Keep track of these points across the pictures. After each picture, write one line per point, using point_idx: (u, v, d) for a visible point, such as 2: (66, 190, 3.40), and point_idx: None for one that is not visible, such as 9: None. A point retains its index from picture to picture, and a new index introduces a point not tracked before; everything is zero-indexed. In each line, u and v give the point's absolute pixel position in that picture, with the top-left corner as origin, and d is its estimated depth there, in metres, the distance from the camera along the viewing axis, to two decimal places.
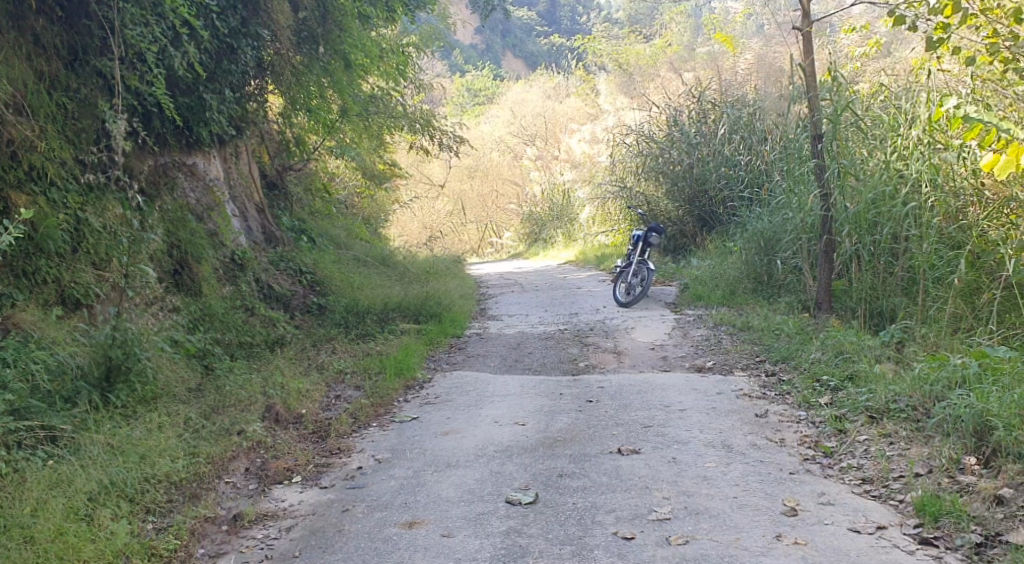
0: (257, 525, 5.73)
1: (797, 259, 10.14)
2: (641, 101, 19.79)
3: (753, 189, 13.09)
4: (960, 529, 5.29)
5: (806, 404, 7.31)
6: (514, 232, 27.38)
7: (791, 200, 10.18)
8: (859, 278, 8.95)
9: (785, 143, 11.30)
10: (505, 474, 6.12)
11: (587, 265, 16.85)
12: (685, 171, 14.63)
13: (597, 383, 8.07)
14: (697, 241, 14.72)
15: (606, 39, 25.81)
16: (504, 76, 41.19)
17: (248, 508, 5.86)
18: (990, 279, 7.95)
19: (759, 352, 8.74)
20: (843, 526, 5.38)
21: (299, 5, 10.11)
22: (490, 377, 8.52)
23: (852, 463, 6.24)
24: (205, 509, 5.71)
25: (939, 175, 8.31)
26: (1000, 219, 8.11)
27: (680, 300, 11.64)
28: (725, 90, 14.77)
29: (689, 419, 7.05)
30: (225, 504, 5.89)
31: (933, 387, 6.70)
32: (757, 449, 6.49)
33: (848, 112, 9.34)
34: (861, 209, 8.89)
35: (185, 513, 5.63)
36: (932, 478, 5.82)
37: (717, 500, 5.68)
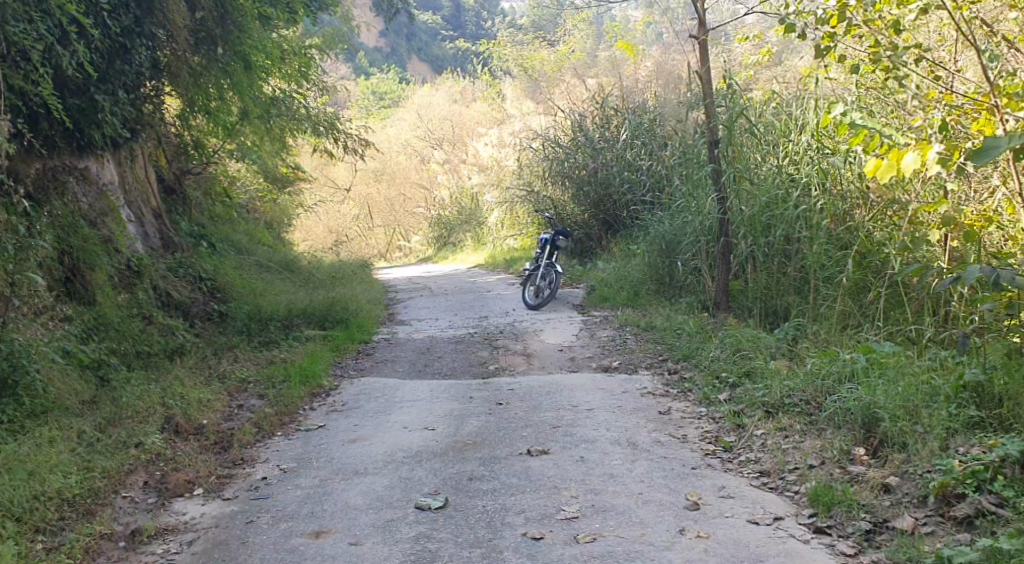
0: (156, 539, 5.67)
1: (696, 260, 10.44)
2: (546, 106, 19.99)
3: (655, 193, 13.37)
4: (852, 517, 5.52)
5: (706, 401, 7.56)
6: (422, 236, 27.42)
7: (690, 203, 10.49)
8: (755, 278, 9.31)
9: (685, 147, 11.59)
10: (415, 479, 6.18)
11: (496, 268, 17.00)
12: (590, 175, 14.91)
13: (507, 386, 8.20)
14: (602, 244, 15.01)
15: (511, 44, 26.04)
16: (409, 79, 41.09)
17: (147, 523, 5.80)
18: (876, 277, 8.27)
19: (661, 351, 8.99)
20: (743, 518, 5.60)
21: (196, 3, 9.90)
22: (399, 382, 8.57)
23: (751, 456, 6.49)
24: (100, 526, 5.67)
25: (828, 179, 8.75)
26: (885, 220, 8.35)
27: (587, 302, 11.85)
28: (627, 95, 15.07)
29: (596, 418, 7.22)
30: (121, 520, 5.83)
31: (825, 382, 7.00)
32: (661, 446, 6.69)
33: (743, 118, 9.68)
34: (756, 211, 9.23)
35: (78, 530, 5.58)
36: (825, 469, 6.08)
37: (623, 497, 5.85)
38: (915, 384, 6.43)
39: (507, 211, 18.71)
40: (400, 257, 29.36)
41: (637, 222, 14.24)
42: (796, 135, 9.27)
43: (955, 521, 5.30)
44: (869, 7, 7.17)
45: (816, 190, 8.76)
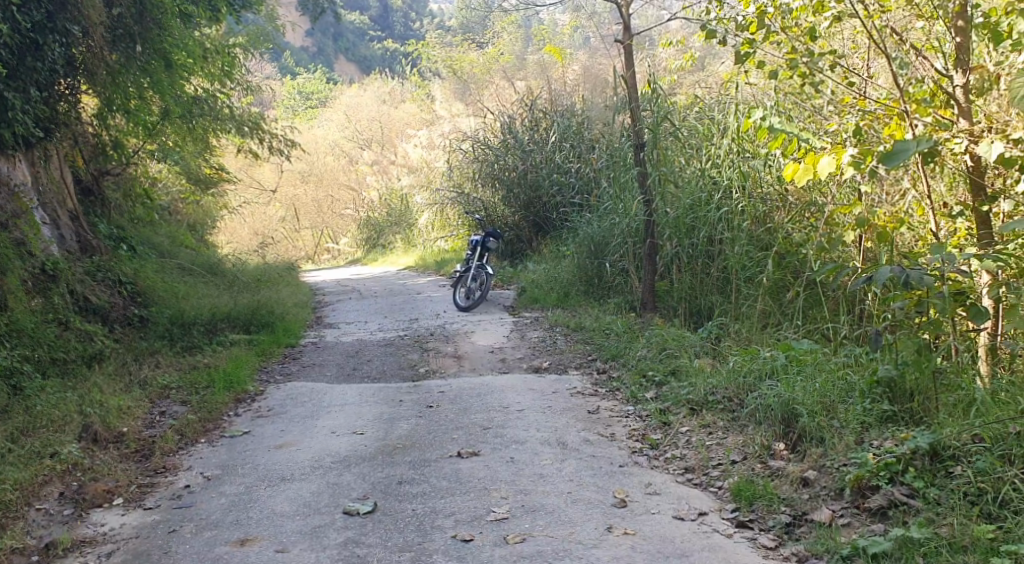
0: (72, 552, 5.59)
1: (623, 261, 10.61)
2: (476, 108, 20.02)
3: (583, 195, 13.51)
4: (772, 511, 5.67)
5: (633, 399, 7.71)
6: (352, 238, 27.29)
7: (617, 205, 10.65)
8: (680, 278, 9.49)
9: (611, 150, 11.74)
10: (343, 485, 6.19)
11: (427, 270, 17.03)
12: (520, 177, 15.01)
13: (437, 388, 8.24)
14: (532, 246, 15.14)
15: (439, 45, 26.06)
16: (337, 79, 40.76)
17: (63, 535, 5.71)
18: (795, 277, 8.51)
19: (590, 351, 9.12)
20: (668, 514, 5.72)
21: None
22: (326, 386, 8.55)
23: (676, 453, 6.63)
24: (12, 540, 5.56)
25: (748, 182, 8.97)
26: (803, 223, 8.52)
27: (517, 304, 11.94)
28: (555, 98, 15.21)
29: (526, 418, 7.30)
30: (35, 533, 5.73)
31: (746, 379, 7.18)
32: (589, 445, 6.79)
33: (667, 122, 9.88)
34: (680, 213, 9.45)
35: None
36: (747, 465, 6.23)
37: (552, 497, 5.93)
38: (832, 380, 6.64)
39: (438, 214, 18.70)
40: (328, 259, 29.19)
41: (565, 224, 14.40)
42: (719, 138, 9.49)
43: (869, 512, 5.42)
44: (787, 14, 7.36)
45: (737, 193, 8.96)
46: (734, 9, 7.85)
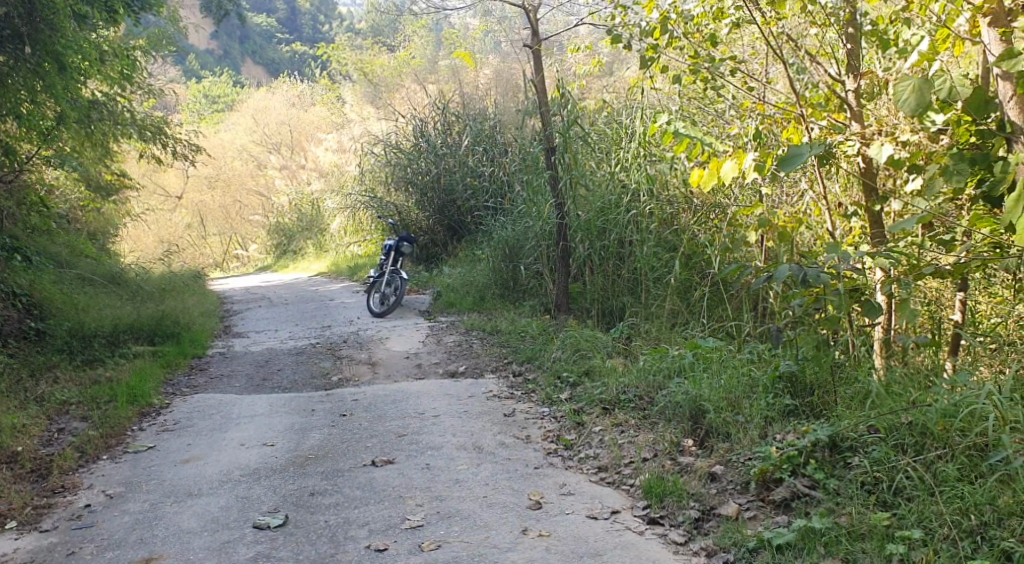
0: None
1: (537, 264, 10.71)
2: (386, 111, 19.98)
3: (497, 199, 13.56)
4: (682, 506, 5.79)
5: (548, 400, 7.79)
6: (261, 243, 26.98)
7: (530, 208, 10.75)
8: (592, 280, 9.64)
9: (523, 155, 11.82)
10: (253, 498, 6.12)
11: (340, 275, 16.93)
12: (433, 181, 15.02)
13: (350, 396, 8.19)
14: (447, 250, 15.15)
15: (349, 48, 25.89)
16: (245, 81, 40.23)
17: None
18: (701, 276, 8.68)
19: (506, 354, 9.18)
20: (582, 514, 5.80)
21: None
22: (235, 397, 8.43)
23: (590, 453, 6.73)
24: None
25: (656, 184, 9.13)
26: (708, 224, 8.67)
27: (433, 309, 11.93)
28: (466, 102, 15.23)
29: (441, 424, 7.31)
30: None
31: (656, 377, 7.33)
32: (505, 448, 6.84)
33: (577, 126, 10.00)
34: (591, 216, 9.60)
35: None
36: (658, 462, 6.34)
37: (468, 502, 5.96)
38: (737, 375, 6.78)
39: (355, 223, 18.58)
40: (237, 266, 28.81)
41: (479, 227, 14.46)
42: (627, 142, 9.64)
43: (773, 504, 5.56)
44: (688, 20, 7.48)
45: (644, 195, 9.09)
46: (638, 15, 7.98)
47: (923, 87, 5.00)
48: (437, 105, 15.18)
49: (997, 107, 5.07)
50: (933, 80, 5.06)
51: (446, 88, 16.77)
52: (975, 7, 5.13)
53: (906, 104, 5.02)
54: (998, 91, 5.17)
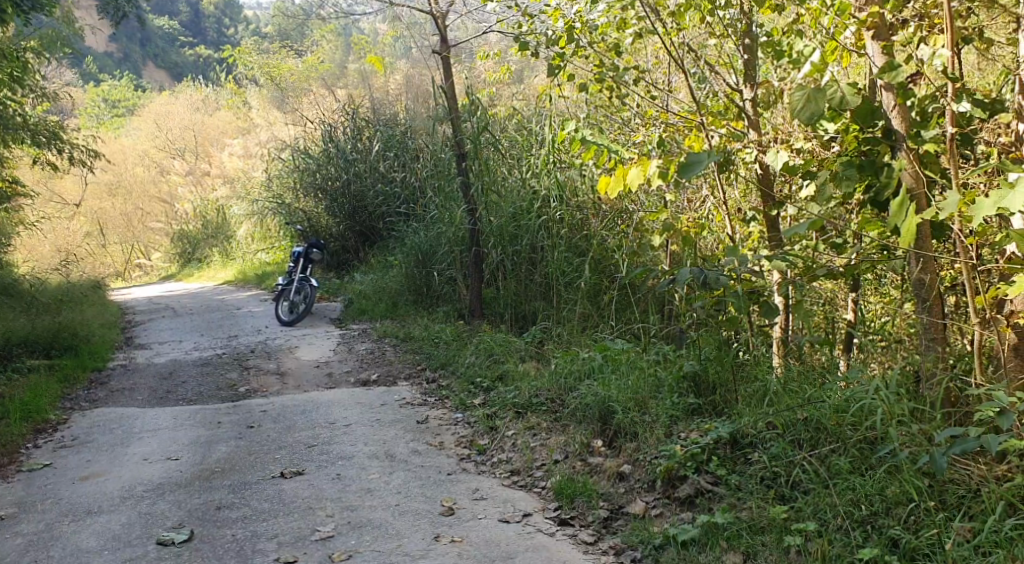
0: None
1: (450, 269, 10.77)
2: (294, 116, 19.81)
3: (408, 205, 13.53)
4: (591, 507, 5.92)
5: (462, 406, 7.86)
6: (165, 252, 26.43)
7: (442, 214, 10.80)
8: (505, 285, 9.77)
9: (435, 160, 11.85)
10: (157, 514, 6.05)
11: (247, 283, 16.71)
12: (343, 187, 14.94)
13: (259, 407, 8.14)
14: (359, 256, 15.10)
15: (256, 52, 25.56)
16: (147, 86, 39.38)
17: None
18: (610, 280, 8.83)
19: (419, 360, 9.22)
20: (494, 518, 5.87)
21: None
22: (137, 411, 8.30)
23: (503, 457, 6.83)
24: None
25: (566, 191, 9.27)
26: (616, 229, 8.84)
27: (344, 316, 11.87)
28: (377, 107, 15.14)
29: (353, 433, 7.32)
30: None
31: (567, 380, 7.46)
32: (417, 455, 6.88)
33: (487, 133, 10.09)
34: (503, 222, 9.73)
35: None
36: (568, 464, 6.47)
37: (379, 510, 5.97)
38: (644, 376, 6.94)
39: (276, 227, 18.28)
40: (139, 275, 28.15)
41: (391, 234, 14.43)
42: (537, 149, 9.76)
43: (678, 500, 5.72)
44: (593, 29, 7.61)
45: (554, 201, 9.24)
46: (544, 24, 8.11)
47: (816, 95, 5.20)
48: (346, 110, 15.08)
49: (883, 116, 5.31)
50: (825, 89, 5.27)
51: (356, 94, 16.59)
52: (861, 20, 5.36)
53: (801, 114, 5.22)
54: (883, 100, 5.41)
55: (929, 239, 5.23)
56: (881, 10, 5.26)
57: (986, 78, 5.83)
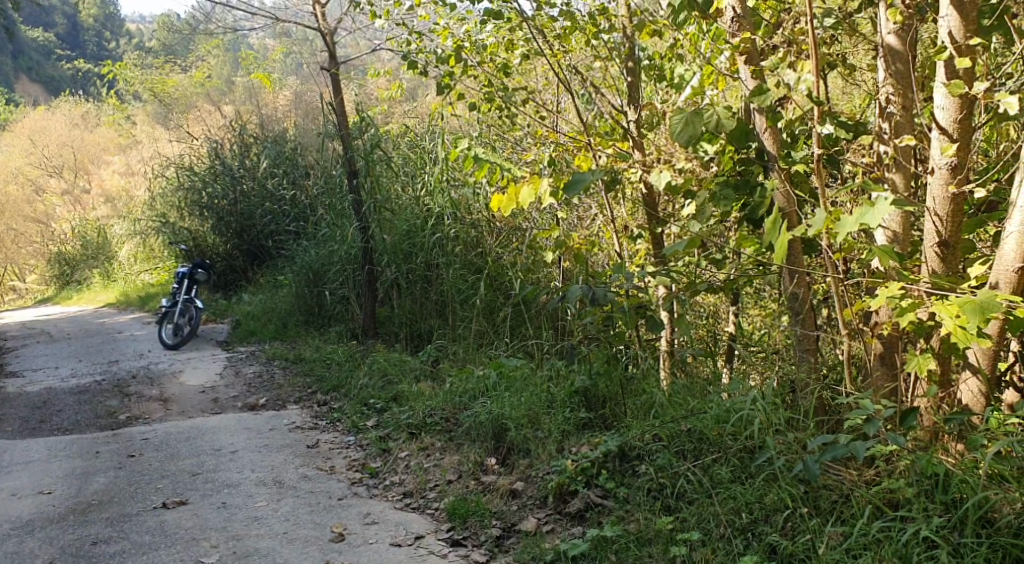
0: None
1: (342, 289, 10.71)
2: (178, 132, 19.47)
3: (298, 223, 13.38)
4: (483, 526, 5.97)
5: (354, 428, 7.83)
6: (41, 274, 25.48)
7: (334, 232, 10.76)
8: (399, 304, 9.79)
9: (326, 178, 11.79)
10: (28, 552, 5.85)
11: (129, 305, 16.29)
12: (231, 206, 14.73)
13: (141, 435, 7.96)
14: (247, 276, 14.88)
15: (139, 67, 25.02)
16: (21, 102, 38.05)
17: None
18: (505, 297, 8.88)
19: (310, 383, 9.14)
20: (385, 542, 5.85)
21: None
22: (8, 443, 8.01)
23: (395, 479, 6.83)
24: None
25: (459, 209, 9.35)
26: (510, 246, 8.96)
27: (232, 337, 11.64)
28: (264, 123, 14.92)
29: (240, 460, 7.23)
30: None
31: (461, 399, 7.51)
32: (308, 481, 6.83)
33: (380, 150, 10.12)
34: (397, 239, 9.76)
35: None
36: (462, 483, 6.52)
37: (267, 539, 5.90)
38: (536, 392, 7.03)
39: (166, 249, 17.83)
40: (13, 300, 27.08)
41: (281, 253, 14.28)
42: (429, 167, 9.83)
43: (569, 515, 5.82)
44: (482, 50, 7.73)
45: (449, 219, 9.31)
46: (433, 42, 8.20)
47: (693, 119, 5.39)
48: (233, 127, 14.92)
49: (756, 138, 5.54)
50: (702, 112, 5.47)
51: (242, 108, 15.99)
52: (733, 45, 5.57)
53: (680, 137, 5.41)
54: (755, 123, 5.65)
55: (800, 255, 5.50)
56: (752, 36, 5.53)
57: (851, 101, 6.14)
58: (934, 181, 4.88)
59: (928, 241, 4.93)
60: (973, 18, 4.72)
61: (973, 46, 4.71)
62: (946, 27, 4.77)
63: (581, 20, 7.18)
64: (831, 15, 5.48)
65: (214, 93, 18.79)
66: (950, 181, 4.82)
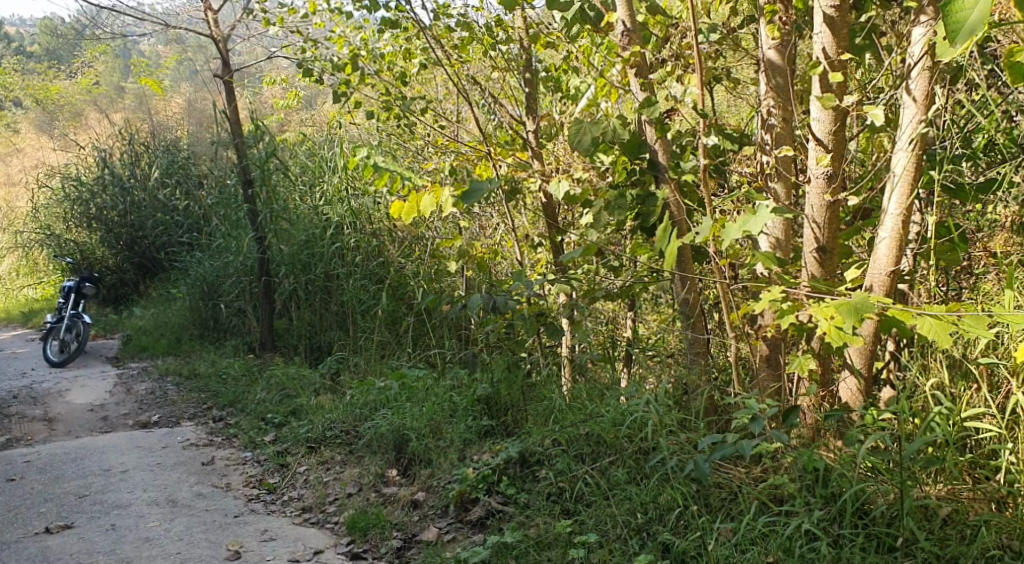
0: None
1: (239, 302, 10.58)
2: (63, 140, 18.90)
3: (193, 233, 13.18)
4: (383, 538, 6.00)
5: (251, 444, 7.76)
6: None
7: (230, 243, 10.63)
8: (299, 315, 9.73)
9: (220, 188, 11.64)
10: None
11: (12, 320, 15.75)
12: (120, 217, 14.40)
13: (24, 457, 7.73)
14: (138, 290, 14.61)
15: (20, 72, 24.20)
16: None
17: None
18: (407, 307, 8.92)
19: (205, 399, 9.01)
20: (283, 558, 5.82)
21: None
22: None
23: (294, 494, 6.81)
24: None
25: (359, 218, 9.37)
26: (412, 256, 9.03)
27: (122, 352, 11.37)
28: (155, 132, 14.64)
29: (130, 480, 7.09)
30: None
31: (361, 410, 7.52)
32: (203, 499, 6.74)
33: (277, 159, 10.04)
34: (295, 250, 9.71)
35: None
36: (362, 495, 6.55)
37: (160, 560, 5.82)
38: (439, 402, 7.09)
39: (51, 262, 17.31)
40: None
41: (174, 264, 14.06)
42: (328, 176, 9.81)
43: (470, 523, 5.90)
44: (379, 59, 7.76)
45: (348, 229, 9.32)
46: (329, 50, 8.19)
47: (589, 127, 5.54)
48: (123, 135, 14.57)
49: (647, 148, 5.70)
50: (599, 121, 5.62)
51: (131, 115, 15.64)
52: (625, 58, 5.71)
53: (579, 145, 5.54)
54: (646, 134, 5.81)
55: (690, 262, 5.69)
56: (643, 49, 5.69)
57: (736, 114, 6.38)
58: (811, 190, 5.13)
59: (807, 247, 5.17)
60: (844, 35, 4.98)
61: (844, 61, 4.97)
62: (820, 44, 5.03)
63: (478, 31, 7.26)
64: (716, 31, 5.71)
65: (102, 100, 18.36)
66: (825, 190, 5.08)
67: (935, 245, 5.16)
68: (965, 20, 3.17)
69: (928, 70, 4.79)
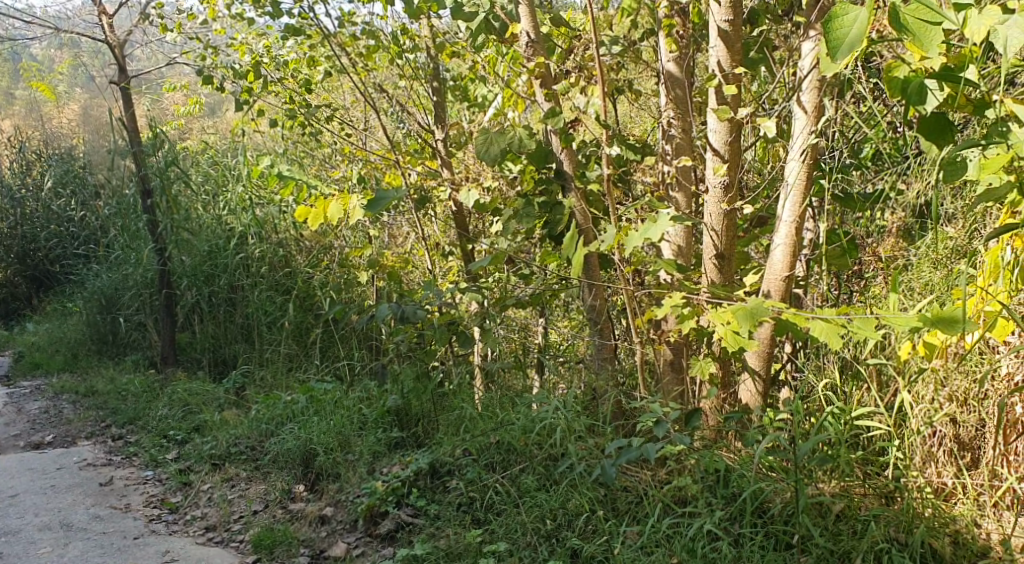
0: None
1: (138, 315, 10.34)
2: None
3: (88, 245, 12.85)
4: (290, 555, 5.98)
5: (152, 463, 7.60)
6: None
7: (130, 255, 10.40)
8: (202, 328, 9.55)
9: (117, 198, 11.35)
10: None
11: None
12: (9, 229, 13.75)
13: None
14: (32, 304, 13.95)
15: None
16: None
17: None
18: (315, 319, 8.88)
19: (103, 417, 8.77)
20: None
21: None
22: None
23: (197, 514, 6.72)
24: None
25: (264, 228, 9.33)
26: (320, 266, 8.98)
27: (13, 371, 10.97)
28: (47, 140, 14.28)
29: (20, 504, 6.86)
30: None
31: (268, 425, 7.46)
32: (99, 521, 6.58)
33: (179, 168, 9.82)
34: (198, 261, 9.54)
35: None
36: (268, 513, 6.52)
37: None
38: (347, 415, 7.08)
39: None
40: None
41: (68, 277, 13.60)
42: (233, 185, 9.69)
43: (379, 537, 5.88)
44: (283, 66, 7.73)
45: (253, 238, 9.29)
46: (229, 57, 8.13)
47: (495, 137, 5.60)
48: (13, 144, 14.25)
49: (553, 159, 5.80)
50: (506, 132, 5.68)
51: (22, 122, 15.12)
52: (531, 68, 5.78)
53: (487, 155, 5.61)
54: (552, 144, 5.89)
55: (596, 270, 5.82)
56: (546, 60, 5.76)
57: (638, 125, 6.52)
58: (708, 199, 5.29)
59: (707, 255, 5.35)
60: (738, 49, 5.16)
61: (738, 75, 5.15)
62: (715, 57, 5.20)
63: (384, 38, 7.23)
64: (618, 43, 5.85)
65: None
66: (722, 199, 5.25)
67: (826, 251, 5.42)
68: (844, 37, 3.44)
69: (817, 84, 4.98)
